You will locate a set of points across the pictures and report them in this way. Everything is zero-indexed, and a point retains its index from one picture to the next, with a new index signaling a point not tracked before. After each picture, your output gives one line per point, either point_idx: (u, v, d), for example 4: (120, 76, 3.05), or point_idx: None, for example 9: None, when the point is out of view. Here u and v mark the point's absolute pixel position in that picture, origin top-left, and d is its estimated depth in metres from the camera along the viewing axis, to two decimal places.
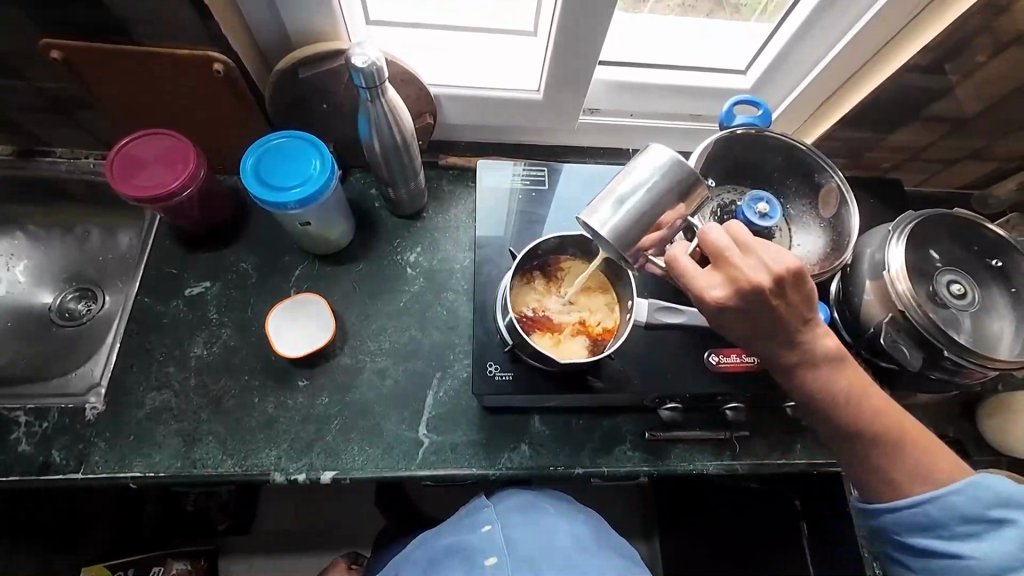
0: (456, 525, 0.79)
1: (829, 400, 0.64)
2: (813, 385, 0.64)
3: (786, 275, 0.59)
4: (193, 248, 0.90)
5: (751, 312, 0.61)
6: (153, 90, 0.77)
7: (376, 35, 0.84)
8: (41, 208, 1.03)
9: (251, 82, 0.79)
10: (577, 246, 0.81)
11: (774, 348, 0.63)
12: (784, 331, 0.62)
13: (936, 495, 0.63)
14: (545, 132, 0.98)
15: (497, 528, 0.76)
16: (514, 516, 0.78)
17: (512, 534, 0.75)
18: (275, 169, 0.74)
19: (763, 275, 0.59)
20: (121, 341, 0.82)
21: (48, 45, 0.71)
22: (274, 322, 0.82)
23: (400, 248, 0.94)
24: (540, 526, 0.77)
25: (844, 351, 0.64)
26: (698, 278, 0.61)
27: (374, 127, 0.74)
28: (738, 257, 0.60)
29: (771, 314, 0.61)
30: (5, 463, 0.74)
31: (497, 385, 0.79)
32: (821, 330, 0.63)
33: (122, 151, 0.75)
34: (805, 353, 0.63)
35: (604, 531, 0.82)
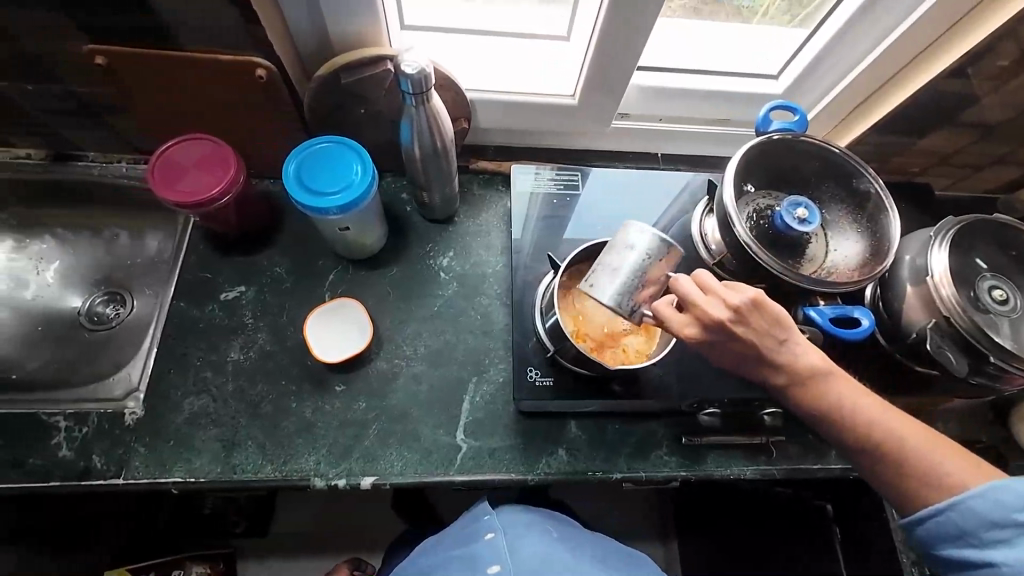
0: (460, 535, 0.79)
1: (828, 415, 0.64)
2: (810, 402, 0.65)
3: (744, 310, 0.62)
4: (227, 253, 0.90)
5: (724, 343, 0.64)
6: (194, 95, 0.76)
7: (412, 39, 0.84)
8: (69, 211, 1.03)
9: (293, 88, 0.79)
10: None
11: (760, 371, 0.66)
12: (758, 356, 0.64)
13: (952, 502, 0.60)
14: (575, 137, 0.98)
15: (499, 535, 0.76)
16: (517, 524, 0.78)
17: (516, 543, 0.75)
18: (320, 174, 0.74)
19: (721, 315, 0.63)
20: (159, 346, 0.82)
21: (92, 50, 0.70)
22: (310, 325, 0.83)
23: (433, 252, 0.94)
24: (540, 537, 0.76)
25: (830, 363, 0.65)
26: (671, 316, 0.65)
27: (415, 132, 0.74)
28: (700, 298, 0.64)
29: (741, 344, 0.64)
30: (45, 468, 0.74)
31: (536, 390, 0.81)
32: (800, 349, 0.64)
33: (163, 156, 0.75)
34: (789, 373, 0.65)
35: (607, 548, 0.82)
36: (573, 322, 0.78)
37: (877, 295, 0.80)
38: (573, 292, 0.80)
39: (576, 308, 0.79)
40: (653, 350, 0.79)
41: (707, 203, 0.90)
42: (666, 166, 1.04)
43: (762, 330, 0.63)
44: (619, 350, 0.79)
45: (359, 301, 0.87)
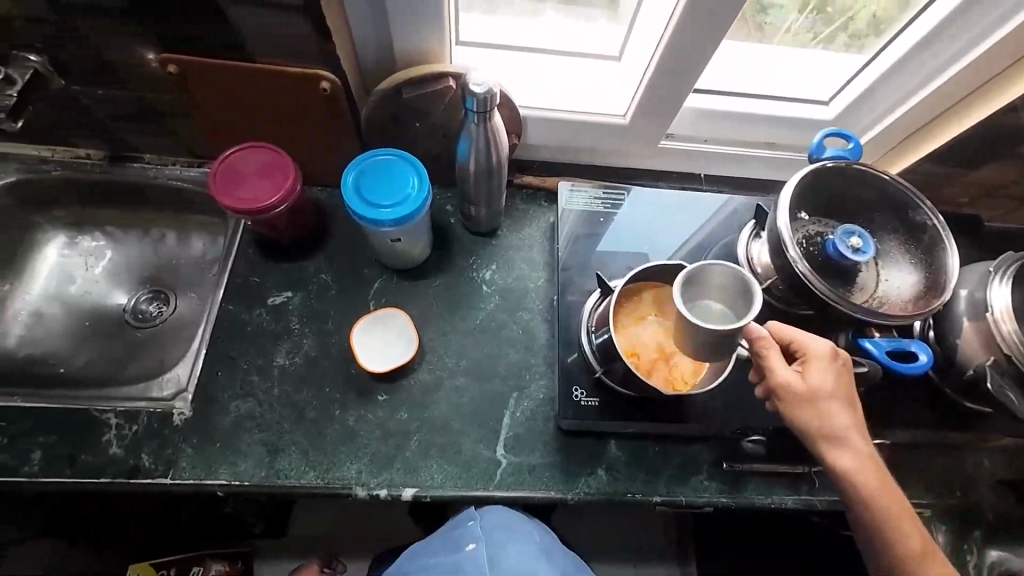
0: (444, 540, 0.78)
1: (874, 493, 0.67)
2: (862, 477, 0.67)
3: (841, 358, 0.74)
4: (276, 258, 0.91)
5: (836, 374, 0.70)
6: (257, 104, 0.78)
7: (468, 56, 0.85)
8: (121, 210, 1.04)
9: (352, 100, 0.80)
10: (666, 276, 0.79)
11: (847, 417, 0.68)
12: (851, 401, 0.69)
13: None
14: (621, 155, 0.98)
15: (480, 547, 0.74)
16: (502, 536, 0.75)
17: (500, 555, 0.73)
18: (378, 186, 0.75)
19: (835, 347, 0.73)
20: (208, 348, 0.84)
21: (166, 59, 0.72)
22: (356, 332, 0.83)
23: (476, 264, 0.95)
24: (524, 552, 0.74)
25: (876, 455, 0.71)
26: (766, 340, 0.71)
27: (473, 148, 0.74)
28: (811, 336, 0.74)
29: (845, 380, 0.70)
30: (96, 464, 0.75)
31: (580, 409, 0.81)
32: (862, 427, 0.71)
33: (225, 163, 0.77)
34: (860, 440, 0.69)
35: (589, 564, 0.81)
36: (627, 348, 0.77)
37: (930, 328, 0.78)
38: (625, 316, 0.79)
39: (626, 333, 0.78)
40: (702, 377, 0.78)
41: (755, 227, 0.91)
42: (710, 187, 1.03)
43: (835, 382, 0.69)
44: (673, 377, 0.78)
45: (402, 311, 0.87)
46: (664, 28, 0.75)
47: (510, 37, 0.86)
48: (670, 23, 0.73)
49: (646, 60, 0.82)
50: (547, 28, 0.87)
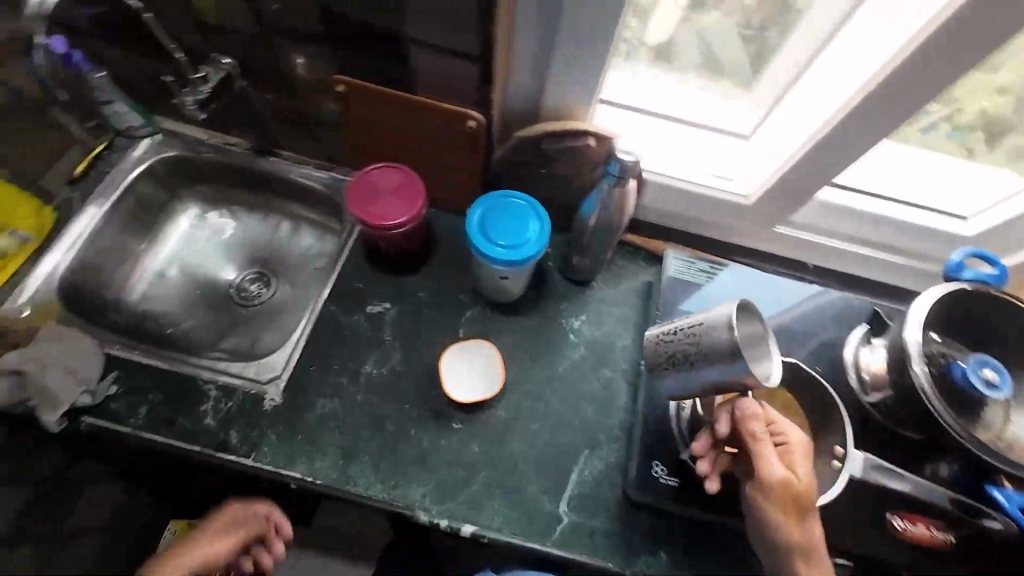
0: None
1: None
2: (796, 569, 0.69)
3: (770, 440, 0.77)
4: (381, 269, 0.95)
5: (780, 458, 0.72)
6: (405, 130, 0.83)
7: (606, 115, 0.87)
8: (249, 195, 1.13)
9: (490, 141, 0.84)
10: None
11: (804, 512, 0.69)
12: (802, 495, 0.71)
13: None
14: (731, 232, 0.97)
15: None
16: None
17: None
18: (503, 225, 0.77)
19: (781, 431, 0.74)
20: (307, 343, 0.88)
21: (337, 79, 0.78)
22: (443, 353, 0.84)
23: (567, 312, 0.95)
24: None
25: None
26: (755, 420, 0.70)
27: (600, 205, 0.76)
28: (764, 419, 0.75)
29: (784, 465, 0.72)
30: (191, 431, 0.80)
31: (659, 488, 0.78)
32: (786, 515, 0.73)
33: (362, 178, 0.82)
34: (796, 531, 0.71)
35: None
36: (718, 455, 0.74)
37: None
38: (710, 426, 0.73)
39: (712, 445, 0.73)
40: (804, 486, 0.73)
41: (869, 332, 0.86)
42: (816, 279, 1.00)
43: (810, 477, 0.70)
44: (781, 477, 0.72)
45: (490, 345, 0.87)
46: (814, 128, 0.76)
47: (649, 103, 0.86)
48: (830, 122, 0.72)
49: (788, 151, 0.82)
50: (688, 100, 0.87)
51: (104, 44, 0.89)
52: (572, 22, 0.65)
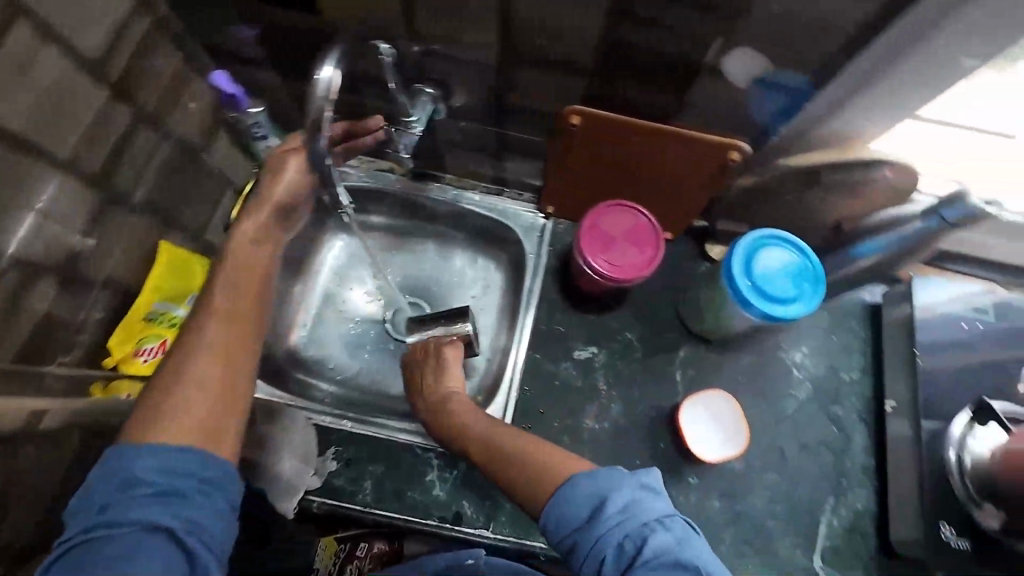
0: None
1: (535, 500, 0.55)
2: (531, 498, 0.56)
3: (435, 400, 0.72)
4: (580, 307, 0.87)
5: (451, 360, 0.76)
6: (634, 163, 0.72)
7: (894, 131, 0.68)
8: (398, 221, 1.02)
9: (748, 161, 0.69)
10: None
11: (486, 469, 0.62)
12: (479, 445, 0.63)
13: None
14: (970, 245, 0.85)
15: None
16: None
17: None
18: (772, 270, 0.67)
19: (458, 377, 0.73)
20: (517, 400, 0.82)
21: (569, 111, 0.65)
22: (406, 259, 1.04)
23: (786, 345, 0.87)
24: None
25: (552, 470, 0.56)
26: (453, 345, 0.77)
27: (886, 246, 0.71)
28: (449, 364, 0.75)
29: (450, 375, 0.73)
30: (423, 504, 0.76)
31: (953, 553, 0.69)
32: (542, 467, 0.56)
33: (591, 219, 0.72)
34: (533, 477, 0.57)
35: None
36: None
37: None
38: None
39: None
40: None
41: None
42: None
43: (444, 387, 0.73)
44: None
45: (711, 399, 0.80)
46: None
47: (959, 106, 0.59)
48: None
49: None
50: None
51: (255, 73, 0.75)
52: (909, 72, 0.52)
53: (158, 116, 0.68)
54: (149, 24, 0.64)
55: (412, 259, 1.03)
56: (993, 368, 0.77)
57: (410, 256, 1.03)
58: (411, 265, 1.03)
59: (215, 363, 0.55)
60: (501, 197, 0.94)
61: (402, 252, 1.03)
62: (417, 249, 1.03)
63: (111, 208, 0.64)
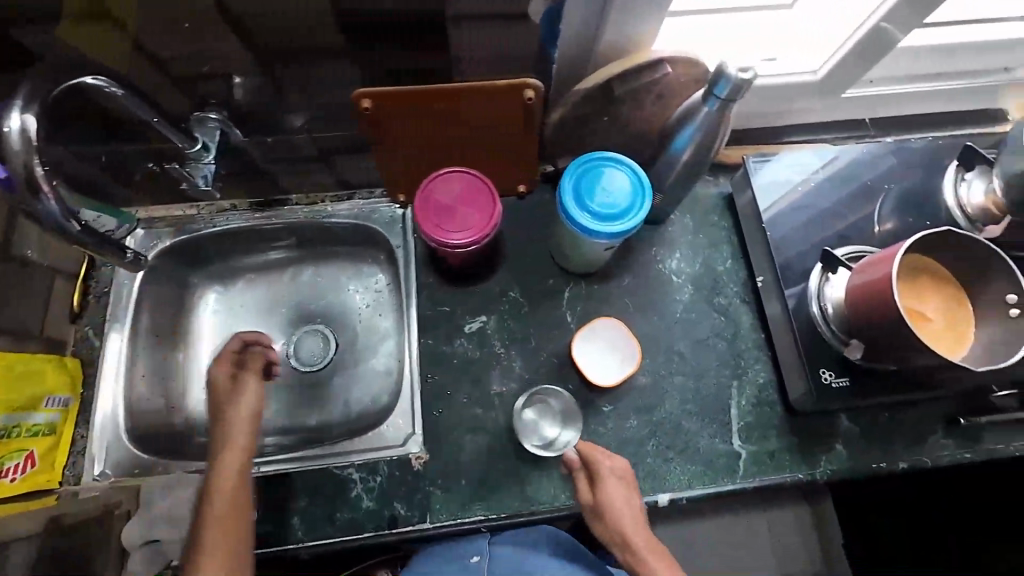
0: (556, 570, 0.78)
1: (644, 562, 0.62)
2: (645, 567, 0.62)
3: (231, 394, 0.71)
4: (459, 282, 0.87)
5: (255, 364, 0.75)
6: (449, 131, 0.72)
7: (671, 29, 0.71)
8: (266, 255, 0.99)
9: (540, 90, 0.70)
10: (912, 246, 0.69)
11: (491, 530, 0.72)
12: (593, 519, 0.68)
13: None
14: (791, 114, 0.91)
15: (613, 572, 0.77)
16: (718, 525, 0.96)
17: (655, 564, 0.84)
18: (601, 192, 0.70)
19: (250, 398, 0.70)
20: (421, 389, 0.81)
21: (359, 95, 0.64)
22: (292, 290, 1.01)
23: (660, 255, 0.90)
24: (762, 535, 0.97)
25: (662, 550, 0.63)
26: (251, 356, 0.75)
27: (695, 136, 0.68)
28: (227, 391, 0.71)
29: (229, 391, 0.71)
30: (356, 520, 0.75)
31: (837, 392, 0.75)
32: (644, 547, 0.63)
33: (424, 193, 0.72)
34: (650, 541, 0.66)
35: None
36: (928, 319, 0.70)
37: None
38: None
39: None
40: None
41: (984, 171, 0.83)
42: (878, 133, 0.96)
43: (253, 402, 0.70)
44: None
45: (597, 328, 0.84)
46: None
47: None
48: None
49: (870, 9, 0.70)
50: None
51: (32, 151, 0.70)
52: None
53: None
54: None
55: (299, 289, 1.01)
56: (834, 219, 0.85)
57: (294, 287, 1.01)
58: (299, 295, 1.01)
59: (223, 538, 0.60)
60: (353, 199, 0.92)
61: (285, 285, 1.01)
62: (299, 277, 1.01)
63: None
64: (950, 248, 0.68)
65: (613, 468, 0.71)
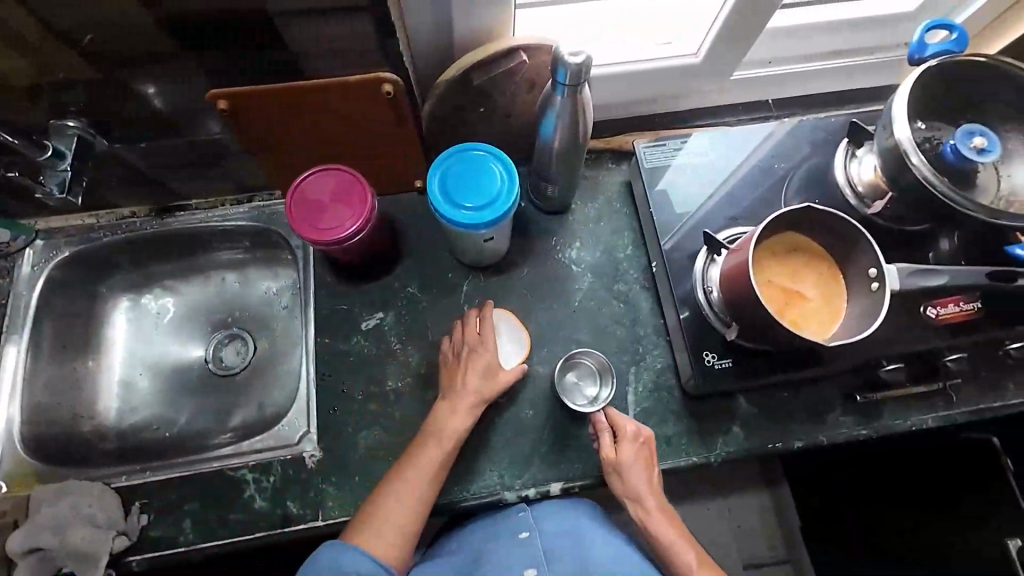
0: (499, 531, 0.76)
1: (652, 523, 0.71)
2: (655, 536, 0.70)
3: None
4: (356, 280, 0.87)
5: None
6: (320, 129, 0.72)
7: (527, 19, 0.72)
8: (175, 263, 0.99)
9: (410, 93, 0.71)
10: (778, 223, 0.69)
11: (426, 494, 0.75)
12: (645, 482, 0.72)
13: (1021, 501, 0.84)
14: (684, 99, 0.91)
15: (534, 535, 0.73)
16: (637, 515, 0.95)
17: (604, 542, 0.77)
18: (470, 187, 0.70)
19: None
20: (316, 388, 0.82)
21: (214, 96, 0.64)
22: (210, 295, 1.01)
23: (559, 245, 0.90)
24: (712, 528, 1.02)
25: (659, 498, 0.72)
26: None
27: (558, 123, 0.68)
28: None
29: None
30: (247, 520, 0.75)
31: (718, 374, 0.76)
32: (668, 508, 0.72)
33: (296, 192, 0.72)
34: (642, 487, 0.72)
35: None
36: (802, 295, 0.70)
37: None
38: None
39: None
40: None
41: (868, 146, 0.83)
42: (779, 113, 0.95)
43: None
44: None
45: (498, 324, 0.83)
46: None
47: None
48: None
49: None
50: None
51: None
52: None
53: None
54: None
55: (217, 294, 1.01)
56: (722, 200, 0.85)
57: (212, 292, 1.01)
58: (218, 300, 1.01)
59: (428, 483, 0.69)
60: (253, 203, 0.93)
61: (201, 290, 1.01)
62: (216, 282, 1.01)
63: None
64: (820, 224, 0.69)
65: (637, 431, 0.74)
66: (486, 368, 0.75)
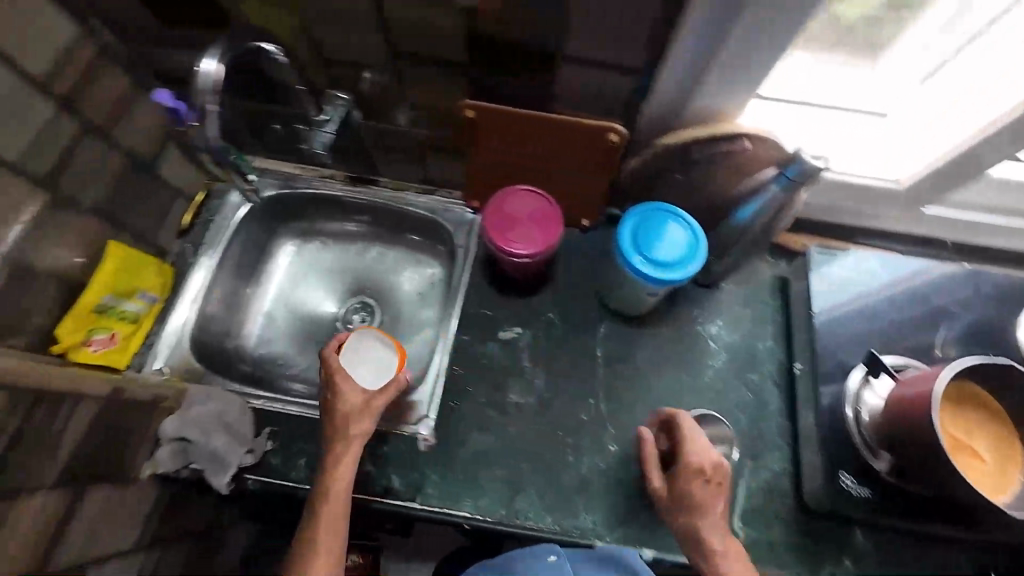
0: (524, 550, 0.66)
1: None
2: None
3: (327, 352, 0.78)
4: (505, 292, 0.93)
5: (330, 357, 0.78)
6: (534, 154, 0.80)
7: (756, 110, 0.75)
8: (343, 227, 1.10)
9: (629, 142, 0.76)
10: (966, 374, 0.67)
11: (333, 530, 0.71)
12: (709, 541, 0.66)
13: None
14: (865, 217, 0.91)
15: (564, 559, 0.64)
16: None
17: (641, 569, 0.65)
18: (659, 245, 0.73)
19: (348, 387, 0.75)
20: (444, 379, 0.87)
21: (464, 105, 0.73)
22: (359, 263, 1.11)
23: (701, 318, 0.92)
24: None
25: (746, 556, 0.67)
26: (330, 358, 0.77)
27: (760, 212, 0.71)
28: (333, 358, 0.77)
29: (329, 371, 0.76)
30: (354, 478, 0.80)
31: (853, 500, 0.75)
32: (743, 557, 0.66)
33: (497, 203, 0.79)
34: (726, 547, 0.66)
35: None
36: (975, 453, 0.66)
37: None
38: None
39: None
40: None
41: None
42: (959, 257, 0.93)
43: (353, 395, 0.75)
44: None
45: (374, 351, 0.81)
46: (983, 124, 0.70)
47: (808, 92, 0.74)
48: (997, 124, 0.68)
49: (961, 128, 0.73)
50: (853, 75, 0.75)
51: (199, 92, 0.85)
52: (727, 52, 0.60)
53: (107, 129, 0.77)
54: (93, 49, 0.72)
55: (365, 264, 1.11)
56: (882, 326, 0.84)
57: (361, 261, 1.11)
58: (364, 269, 1.10)
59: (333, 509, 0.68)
60: (433, 195, 1.02)
61: (353, 256, 1.11)
62: (368, 254, 1.11)
63: (58, 209, 0.71)
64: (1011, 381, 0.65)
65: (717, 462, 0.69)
66: (359, 408, 0.74)
